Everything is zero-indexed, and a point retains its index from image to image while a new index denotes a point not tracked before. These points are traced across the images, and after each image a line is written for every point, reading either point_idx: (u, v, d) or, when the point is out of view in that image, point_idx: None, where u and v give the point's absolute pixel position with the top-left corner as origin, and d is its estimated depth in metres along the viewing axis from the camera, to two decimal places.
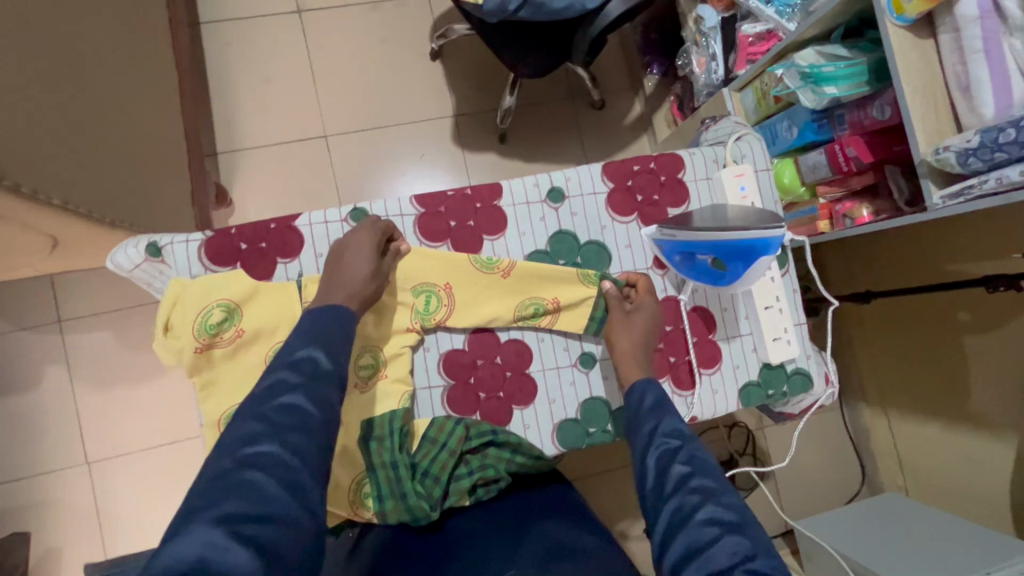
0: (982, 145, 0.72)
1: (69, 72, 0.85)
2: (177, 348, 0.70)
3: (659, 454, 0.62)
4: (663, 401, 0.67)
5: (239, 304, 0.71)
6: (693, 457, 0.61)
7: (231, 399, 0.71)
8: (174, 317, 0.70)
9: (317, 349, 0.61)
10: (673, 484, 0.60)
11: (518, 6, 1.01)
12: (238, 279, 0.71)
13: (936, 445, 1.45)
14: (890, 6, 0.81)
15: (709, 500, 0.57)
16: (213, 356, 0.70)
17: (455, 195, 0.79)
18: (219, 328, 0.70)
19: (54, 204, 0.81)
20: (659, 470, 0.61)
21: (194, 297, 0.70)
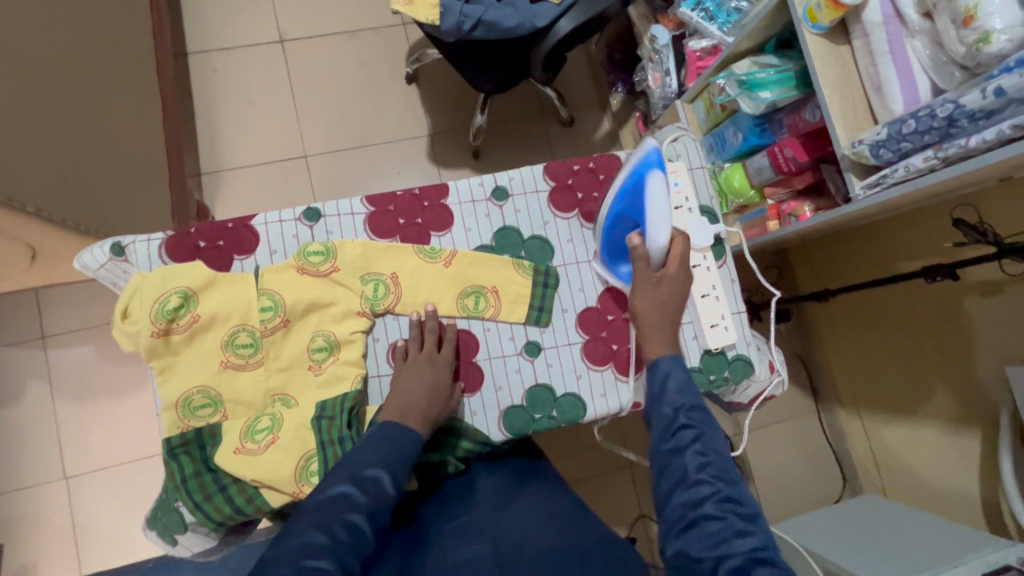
0: (889, 137, 0.77)
1: (47, 91, 0.92)
2: (133, 334, 0.73)
3: (682, 441, 0.68)
4: (686, 385, 0.73)
5: (197, 291, 0.74)
6: (711, 448, 0.67)
7: (188, 381, 0.74)
8: (131, 306, 0.73)
9: (382, 468, 0.66)
10: (693, 471, 0.65)
11: (472, 26, 1.09)
12: (197, 268, 0.75)
13: (909, 444, 1.46)
14: (806, 16, 0.88)
15: (727, 488, 0.64)
16: (170, 342, 0.73)
17: (404, 195, 0.84)
18: (175, 314, 0.73)
19: (28, 210, 0.86)
20: (680, 458, 0.67)
21: (153, 285, 0.73)
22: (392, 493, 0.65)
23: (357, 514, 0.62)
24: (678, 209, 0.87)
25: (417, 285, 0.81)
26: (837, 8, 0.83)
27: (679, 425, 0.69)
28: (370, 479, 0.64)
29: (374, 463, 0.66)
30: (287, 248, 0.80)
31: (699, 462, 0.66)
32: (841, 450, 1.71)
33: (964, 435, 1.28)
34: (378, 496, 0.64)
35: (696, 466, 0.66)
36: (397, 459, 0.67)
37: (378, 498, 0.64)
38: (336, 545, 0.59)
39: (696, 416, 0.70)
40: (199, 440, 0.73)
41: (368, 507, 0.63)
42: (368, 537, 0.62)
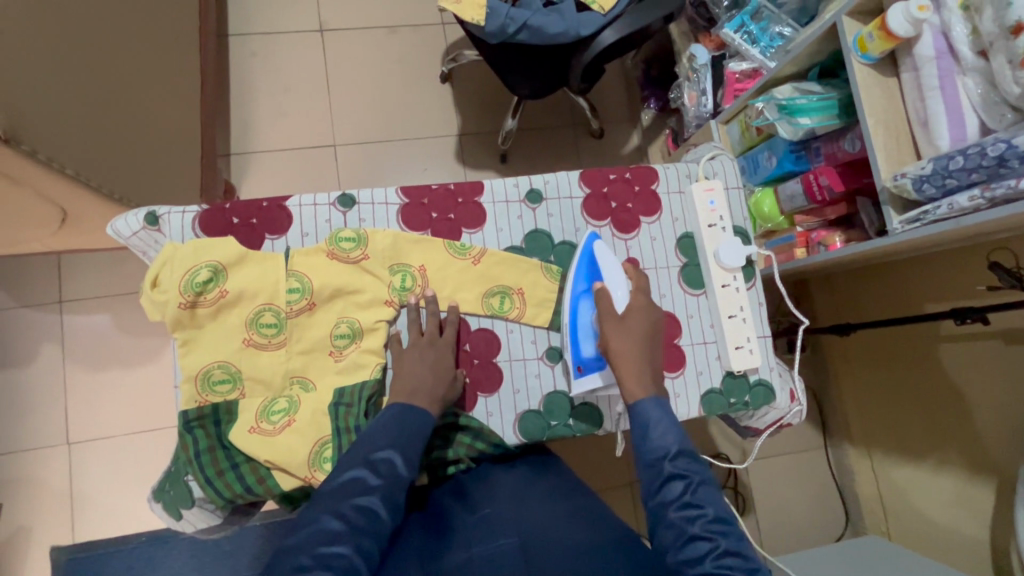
0: (934, 172, 0.76)
1: (96, 58, 0.93)
2: (160, 304, 0.73)
3: (670, 494, 0.62)
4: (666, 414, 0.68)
5: (227, 267, 0.74)
6: (695, 477, 0.63)
7: (210, 356, 0.73)
8: (162, 276, 0.73)
9: (395, 450, 0.65)
10: (687, 525, 0.60)
11: (517, 29, 1.09)
12: (229, 244, 0.75)
13: (919, 487, 1.43)
14: (856, 45, 0.88)
15: (726, 543, 0.58)
16: (195, 315, 0.73)
17: (439, 190, 0.84)
18: (204, 287, 0.73)
19: (66, 173, 0.87)
20: (669, 514, 0.61)
21: (185, 257, 0.73)
22: (404, 474, 0.64)
23: (369, 497, 0.61)
24: (712, 228, 0.86)
25: (444, 279, 0.81)
26: (889, 40, 0.82)
27: (667, 475, 0.64)
28: (382, 461, 0.64)
29: (386, 445, 0.65)
30: (319, 232, 0.80)
31: (691, 516, 0.60)
32: (847, 489, 1.68)
33: (979, 485, 1.25)
34: (392, 477, 0.63)
35: (690, 515, 0.60)
36: (411, 442, 0.67)
37: (391, 480, 0.63)
38: (353, 530, 0.58)
39: (684, 458, 0.65)
40: (214, 415, 0.73)
41: (382, 489, 0.62)
42: (386, 521, 0.61)
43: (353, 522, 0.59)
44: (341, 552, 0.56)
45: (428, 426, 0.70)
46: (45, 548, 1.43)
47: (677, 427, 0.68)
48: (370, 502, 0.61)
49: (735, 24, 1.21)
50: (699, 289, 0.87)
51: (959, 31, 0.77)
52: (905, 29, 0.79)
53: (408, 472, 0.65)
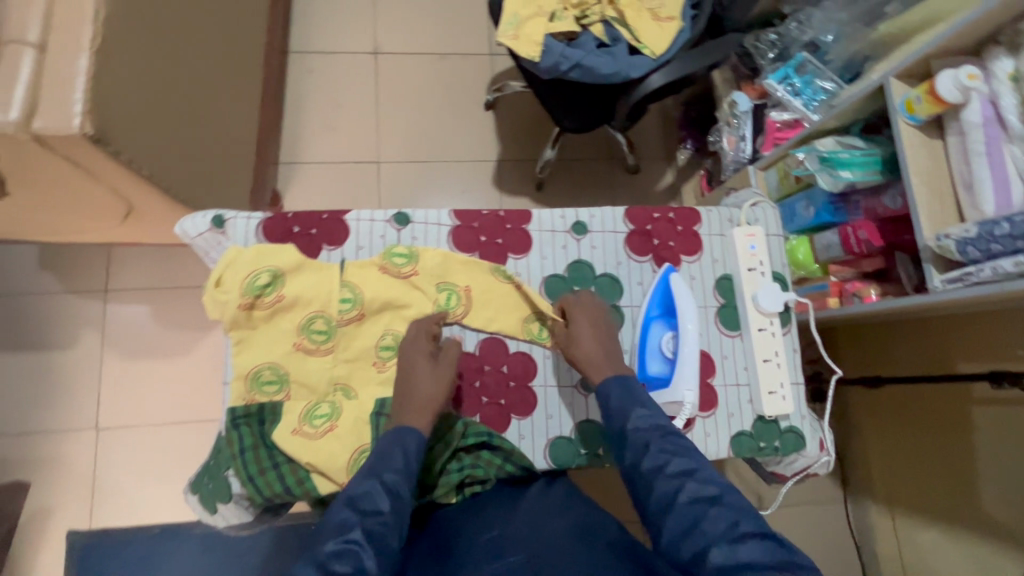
0: (980, 236, 0.78)
1: (178, 69, 0.99)
2: (221, 303, 0.76)
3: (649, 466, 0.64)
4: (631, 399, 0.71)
5: (285, 273, 0.78)
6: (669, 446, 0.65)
7: (262, 358, 0.77)
8: (226, 279, 0.76)
9: (374, 483, 0.62)
10: (675, 496, 0.60)
11: (570, 67, 1.13)
12: (289, 251, 0.79)
13: (943, 552, 1.38)
14: (902, 106, 0.90)
15: (710, 503, 0.58)
16: (252, 316, 0.76)
17: (490, 215, 0.87)
18: (263, 291, 0.76)
19: (142, 174, 0.92)
20: (655, 486, 0.62)
21: (247, 261, 0.77)
22: (387, 506, 0.61)
23: (350, 536, 0.56)
24: (751, 271, 0.88)
25: (487, 301, 0.83)
26: (937, 104, 0.85)
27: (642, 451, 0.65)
28: (361, 498, 0.60)
29: (363, 481, 0.63)
30: (373, 246, 0.84)
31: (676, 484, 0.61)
32: (866, 547, 1.64)
33: (1009, 554, 1.21)
34: (373, 513, 0.59)
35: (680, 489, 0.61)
36: (384, 464, 0.65)
37: (371, 515, 0.59)
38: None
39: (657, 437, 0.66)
40: (259, 415, 0.76)
41: (364, 526, 0.58)
42: (372, 560, 0.55)
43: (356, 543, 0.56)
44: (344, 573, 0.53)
45: (410, 451, 0.67)
46: (64, 531, 1.46)
47: (646, 408, 0.70)
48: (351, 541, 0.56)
49: (779, 76, 1.25)
50: (736, 330, 0.88)
51: (1009, 102, 0.80)
52: (954, 95, 0.82)
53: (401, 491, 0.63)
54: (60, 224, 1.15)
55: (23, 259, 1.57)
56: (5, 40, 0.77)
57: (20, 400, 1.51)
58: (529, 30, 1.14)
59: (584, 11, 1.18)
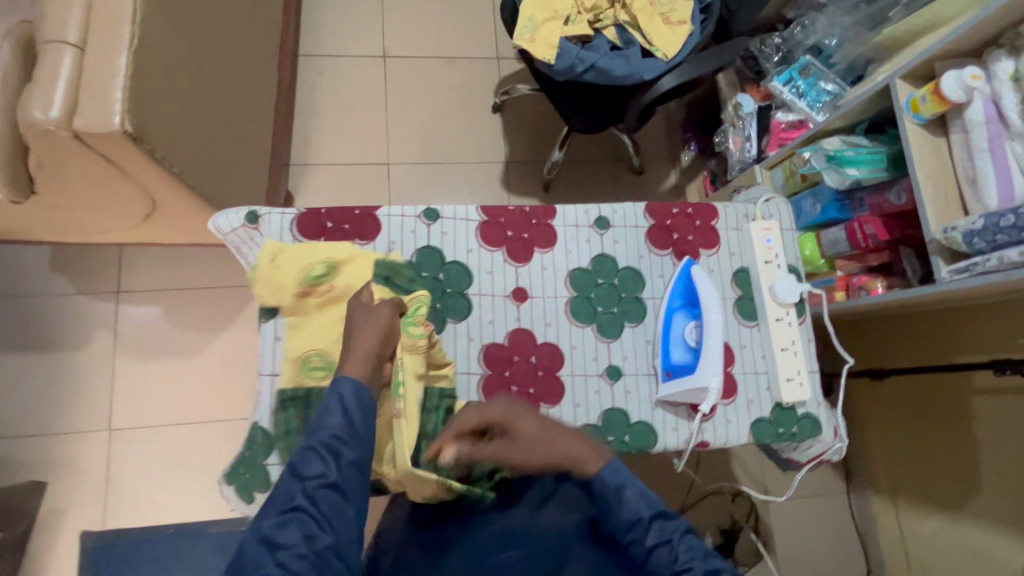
0: (985, 227, 0.82)
1: (205, 70, 1.01)
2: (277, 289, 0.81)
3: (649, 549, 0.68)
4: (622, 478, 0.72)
5: (338, 263, 0.81)
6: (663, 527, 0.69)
7: (313, 343, 0.81)
8: (283, 269, 0.80)
9: (314, 452, 0.62)
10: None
11: (584, 69, 1.17)
12: (339, 245, 0.83)
13: (945, 540, 1.42)
14: (908, 105, 0.94)
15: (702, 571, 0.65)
16: (305, 304, 0.81)
17: (516, 210, 0.90)
18: (318, 280, 0.81)
19: (174, 171, 0.94)
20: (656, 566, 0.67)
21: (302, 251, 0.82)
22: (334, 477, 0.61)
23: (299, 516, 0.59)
24: (768, 264, 0.91)
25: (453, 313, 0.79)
26: (942, 103, 0.89)
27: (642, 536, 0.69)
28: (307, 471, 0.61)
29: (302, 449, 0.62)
30: (404, 241, 0.86)
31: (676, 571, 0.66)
32: (869, 538, 1.67)
33: (1010, 539, 1.25)
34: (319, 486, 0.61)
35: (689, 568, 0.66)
36: (320, 427, 0.64)
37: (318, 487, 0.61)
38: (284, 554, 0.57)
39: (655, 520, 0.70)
40: (305, 399, 0.80)
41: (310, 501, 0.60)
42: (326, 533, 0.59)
43: (294, 518, 0.59)
44: (293, 543, 0.58)
45: (353, 408, 0.65)
46: (76, 532, 1.46)
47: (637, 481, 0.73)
48: (302, 519, 0.59)
49: (783, 78, 1.29)
50: (753, 321, 0.91)
51: (1010, 100, 0.84)
52: (958, 94, 0.86)
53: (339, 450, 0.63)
54: (80, 223, 1.16)
55: (34, 261, 1.57)
56: (46, 40, 0.79)
57: (31, 401, 1.51)
58: (544, 33, 1.18)
59: (597, 15, 1.22)
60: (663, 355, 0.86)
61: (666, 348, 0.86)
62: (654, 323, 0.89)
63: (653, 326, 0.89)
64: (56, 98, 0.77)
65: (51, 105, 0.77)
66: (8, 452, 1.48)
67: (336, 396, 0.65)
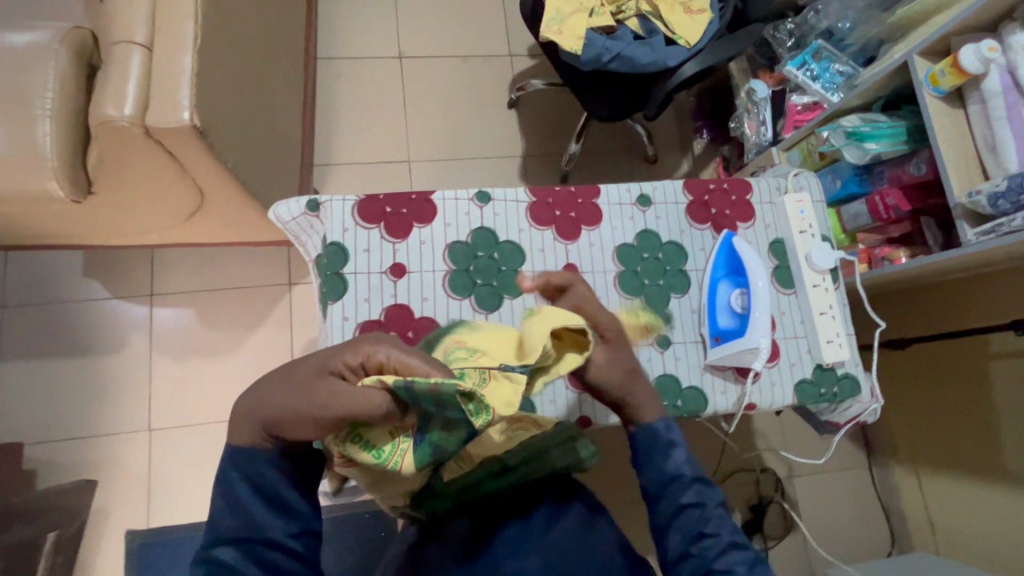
0: (1010, 189, 0.87)
1: (252, 69, 1.06)
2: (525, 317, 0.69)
3: (685, 512, 0.68)
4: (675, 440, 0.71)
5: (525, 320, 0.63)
6: (701, 490, 0.69)
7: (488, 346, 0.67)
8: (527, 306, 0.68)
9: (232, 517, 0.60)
10: (705, 546, 0.66)
11: (610, 58, 1.22)
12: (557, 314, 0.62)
13: (969, 503, 1.46)
14: (927, 80, 1.00)
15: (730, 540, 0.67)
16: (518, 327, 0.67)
17: (562, 191, 0.95)
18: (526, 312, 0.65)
19: (229, 166, 0.98)
20: (684, 530, 0.68)
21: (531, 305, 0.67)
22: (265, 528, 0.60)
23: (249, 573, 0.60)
24: (803, 234, 0.96)
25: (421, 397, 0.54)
26: (960, 75, 0.94)
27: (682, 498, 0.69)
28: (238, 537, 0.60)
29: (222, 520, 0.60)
30: (459, 223, 0.91)
31: (704, 542, 0.66)
32: (893, 509, 1.69)
33: None
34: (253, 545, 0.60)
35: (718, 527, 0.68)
36: (228, 497, 0.60)
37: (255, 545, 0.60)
38: None
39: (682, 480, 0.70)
40: None
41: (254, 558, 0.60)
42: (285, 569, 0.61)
43: (192, 573, 0.60)
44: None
45: (252, 467, 0.60)
46: (120, 532, 1.48)
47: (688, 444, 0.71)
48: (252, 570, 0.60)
49: (798, 63, 1.34)
50: (791, 288, 0.96)
51: None
52: (976, 66, 0.91)
53: (225, 520, 0.61)
54: (126, 224, 1.19)
55: (68, 266, 1.60)
56: (116, 41, 0.83)
57: (70, 404, 1.53)
58: (571, 26, 1.22)
59: (619, 7, 1.27)
60: (710, 323, 0.90)
61: (711, 315, 0.90)
62: (697, 294, 0.94)
63: (698, 297, 0.93)
64: (128, 95, 0.81)
65: (124, 102, 0.81)
66: (50, 456, 1.50)
67: (226, 457, 0.61)
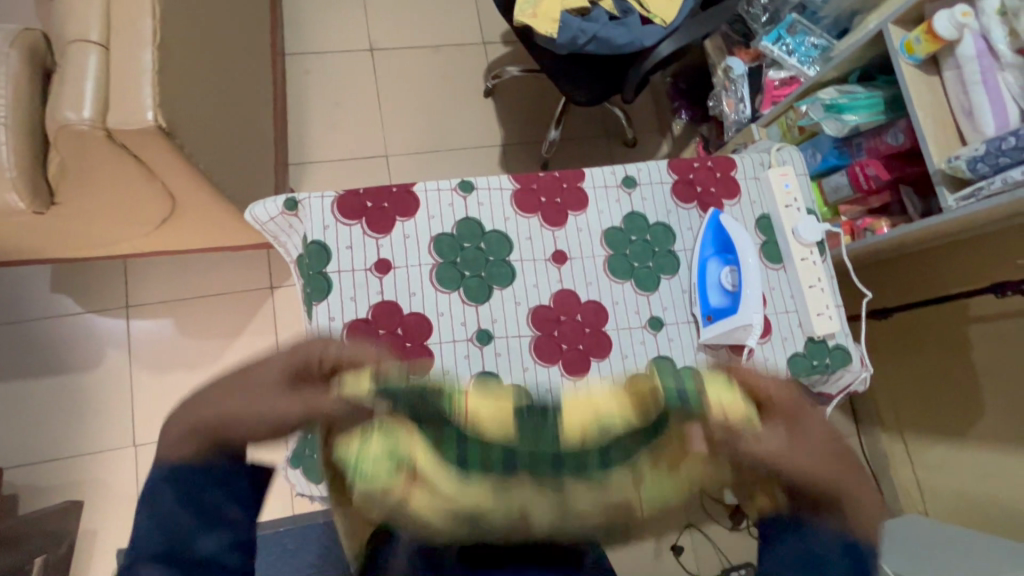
0: (988, 152, 0.88)
1: (216, 64, 1.01)
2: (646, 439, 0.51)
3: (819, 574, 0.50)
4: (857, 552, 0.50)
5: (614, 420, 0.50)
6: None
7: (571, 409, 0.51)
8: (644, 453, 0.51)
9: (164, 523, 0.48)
10: None
11: (587, 41, 1.20)
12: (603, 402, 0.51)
13: (956, 464, 1.50)
14: (902, 48, 1.00)
15: None
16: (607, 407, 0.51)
17: (547, 177, 0.93)
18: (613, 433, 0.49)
19: (200, 169, 0.94)
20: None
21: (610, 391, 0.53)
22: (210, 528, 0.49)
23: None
24: (788, 208, 0.96)
25: None
26: (935, 42, 0.95)
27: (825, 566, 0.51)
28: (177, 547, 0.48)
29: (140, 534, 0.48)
30: (443, 215, 0.88)
31: None
32: (883, 476, 1.72)
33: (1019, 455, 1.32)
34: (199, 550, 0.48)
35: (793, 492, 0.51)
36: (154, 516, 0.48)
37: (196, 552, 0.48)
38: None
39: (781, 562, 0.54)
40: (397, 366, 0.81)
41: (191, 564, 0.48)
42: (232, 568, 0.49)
43: None
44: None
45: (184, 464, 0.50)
46: (111, 551, 1.43)
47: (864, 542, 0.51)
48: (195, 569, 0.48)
49: (773, 38, 1.34)
50: (779, 263, 0.96)
51: (999, 33, 0.90)
52: (950, 32, 0.92)
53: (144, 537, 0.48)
54: (95, 234, 1.14)
55: (36, 283, 1.54)
56: (69, 41, 0.78)
57: (50, 424, 1.48)
58: (546, 8, 1.20)
59: None
60: (702, 302, 0.90)
61: (701, 295, 0.90)
62: (686, 274, 0.93)
63: (687, 277, 0.92)
64: (86, 97, 0.77)
65: (82, 105, 0.76)
66: (31, 479, 1.45)
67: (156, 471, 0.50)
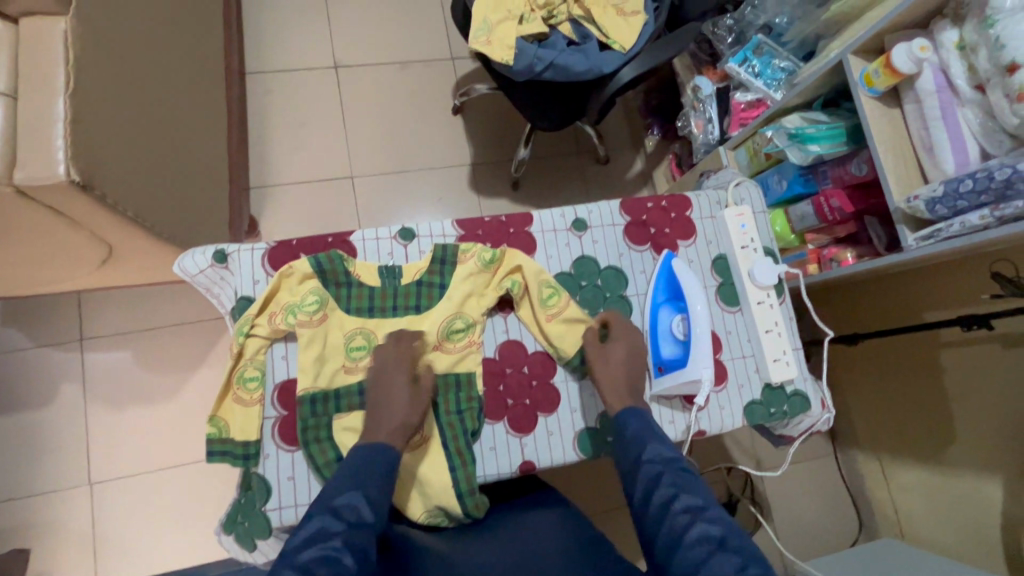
0: (946, 194, 0.85)
1: (149, 101, 0.96)
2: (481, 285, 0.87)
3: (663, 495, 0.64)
4: (645, 430, 0.73)
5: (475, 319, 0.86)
6: (679, 481, 0.65)
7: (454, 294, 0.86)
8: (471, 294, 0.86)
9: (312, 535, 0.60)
10: (682, 530, 0.60)
11: (543, 67, 1.16)
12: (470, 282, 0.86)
13: (930, 488, 1.47)
14: (862, 80, 0.97)
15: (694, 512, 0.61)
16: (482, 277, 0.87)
17: (492, 221, 0.91)
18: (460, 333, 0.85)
19: (128, 216, 0.89)
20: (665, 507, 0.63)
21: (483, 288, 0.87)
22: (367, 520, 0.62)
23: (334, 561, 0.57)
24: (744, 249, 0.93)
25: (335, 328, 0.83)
26: (894, 76, 0.91)
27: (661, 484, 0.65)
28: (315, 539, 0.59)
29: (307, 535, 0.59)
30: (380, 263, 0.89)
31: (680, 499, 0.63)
32: (859, 495, 1.71)
33: (990, 483, 1.30)
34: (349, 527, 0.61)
35: (660, 514, 0.63)
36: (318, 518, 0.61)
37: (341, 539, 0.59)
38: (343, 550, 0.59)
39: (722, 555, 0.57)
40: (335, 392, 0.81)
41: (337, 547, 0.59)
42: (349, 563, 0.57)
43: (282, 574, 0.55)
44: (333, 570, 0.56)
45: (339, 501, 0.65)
46: None
47: (654, 432, 0.73)
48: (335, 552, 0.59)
49: (739, 59, 1.30)
50: (735, 306, 0.93)
51: (957, 68, 0.87)
52: (908, 67, 0.88)
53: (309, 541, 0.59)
54: (32, 276, 1.09)
55: None
56: None
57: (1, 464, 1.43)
58: (500, 35, 1.16)
59: (550, 11, 1.21)
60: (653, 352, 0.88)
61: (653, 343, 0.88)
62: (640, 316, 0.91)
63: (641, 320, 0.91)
64: None
65: None
66: None
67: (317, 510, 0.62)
